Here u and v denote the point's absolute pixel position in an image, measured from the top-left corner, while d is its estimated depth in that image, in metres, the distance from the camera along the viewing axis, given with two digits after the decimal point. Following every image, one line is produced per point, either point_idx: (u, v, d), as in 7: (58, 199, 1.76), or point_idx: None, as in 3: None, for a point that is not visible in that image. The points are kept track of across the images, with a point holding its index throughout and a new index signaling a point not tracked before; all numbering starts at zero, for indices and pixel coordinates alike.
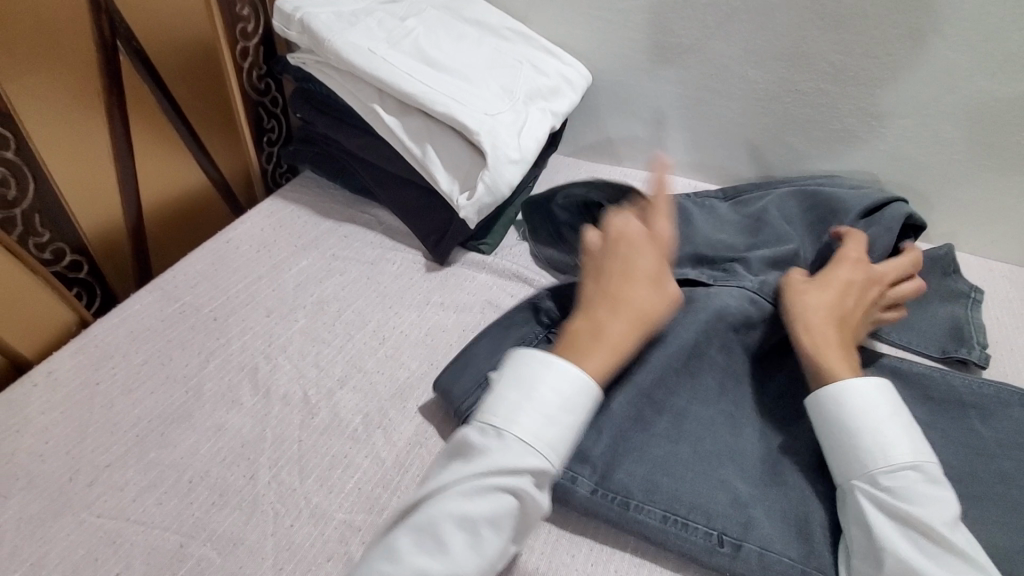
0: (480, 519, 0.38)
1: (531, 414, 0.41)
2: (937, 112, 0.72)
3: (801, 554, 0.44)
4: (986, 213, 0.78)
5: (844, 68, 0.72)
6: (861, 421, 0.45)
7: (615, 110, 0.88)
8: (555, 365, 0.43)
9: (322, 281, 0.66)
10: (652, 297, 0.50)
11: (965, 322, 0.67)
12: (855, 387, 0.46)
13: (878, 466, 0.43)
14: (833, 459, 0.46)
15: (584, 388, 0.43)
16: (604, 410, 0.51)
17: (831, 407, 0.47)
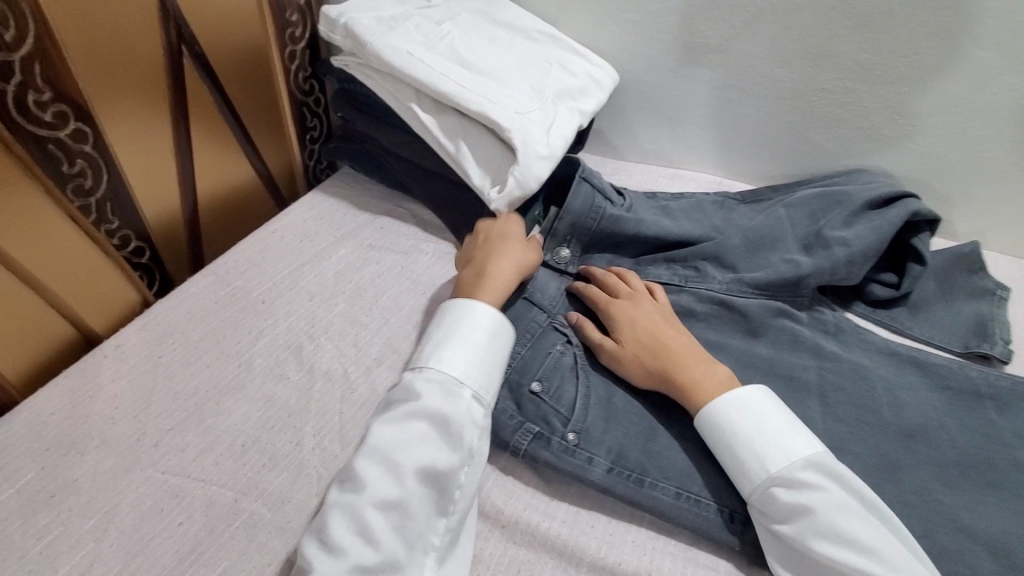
0: (394, 440, 0.47)
1: (423, 352, 0.54)
2: (965, 110, 0.72)
3: None
4: (1013, 209, 0.78)
5: (873, 66, 0.73)
6: (729, 454, 0.49)
7: (641, 109, 0.90)
8: (463, 310, 0.56)
9: (360, 269, 0.71)
10: (509, 257, 0.64)
11: (989, 318, 0.67)
12: (716, 419, 0.50)
13: (754, 493, 0.48)
14: (741, 469, 0.49)
15: (484, 328, 0.55)
16: (612, 401, 0.57)
17: (718, 431, 0.50)
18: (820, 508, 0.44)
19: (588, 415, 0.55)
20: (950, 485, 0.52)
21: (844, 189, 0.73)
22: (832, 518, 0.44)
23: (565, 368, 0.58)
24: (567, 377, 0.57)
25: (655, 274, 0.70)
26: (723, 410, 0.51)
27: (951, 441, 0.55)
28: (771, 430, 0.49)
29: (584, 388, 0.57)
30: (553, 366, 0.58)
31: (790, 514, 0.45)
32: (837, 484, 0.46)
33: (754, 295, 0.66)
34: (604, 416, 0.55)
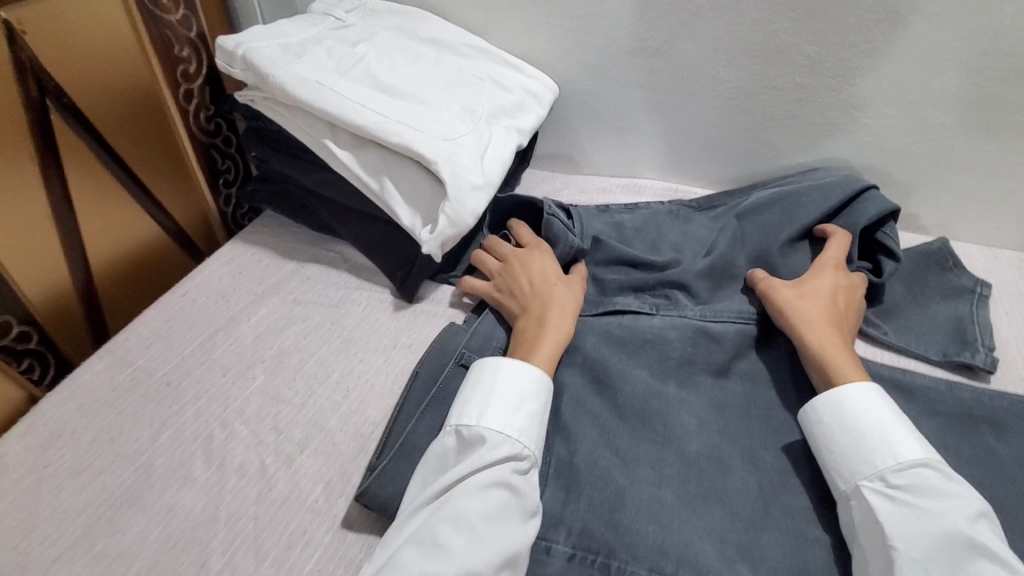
0: (472, 509, 0.43)
1: (498, 410, 0.48)
2: (926, 98, 0.67)
3: None
4: (985, 198, 0.73)
5: (823, 59, 0.68)
6: (864, 425, 0.49)
7: (585, 120, 0.84)
8: (527, 371, 0.51)
9: (283, 331, 0.63)
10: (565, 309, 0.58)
11: (969, 322, 0.63)
12: (843, 408, 0.50)
13: (886, 465, 0.46)
14: (859, 461, 0.47)
15: (529, 372, 0.51)
16: (573, 465, 0.52)
17: (850, 423, 0.49)
18: (940, 508, 0.43)
19: (546, 490, 0.51)
20: None
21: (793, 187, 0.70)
22: (951, 520, 0.42)
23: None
24: None
25: (624, 303, 0.64)
26: (852, 400, 0.50)
27: None
28: (894, 430, 0.48)
29: (543, 459, 0.53)
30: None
31: (900, 509, 0.44)
32: (965, 495, 0.43)
33: (732, 319, 0.62)
34: (565, 487, 0.51)
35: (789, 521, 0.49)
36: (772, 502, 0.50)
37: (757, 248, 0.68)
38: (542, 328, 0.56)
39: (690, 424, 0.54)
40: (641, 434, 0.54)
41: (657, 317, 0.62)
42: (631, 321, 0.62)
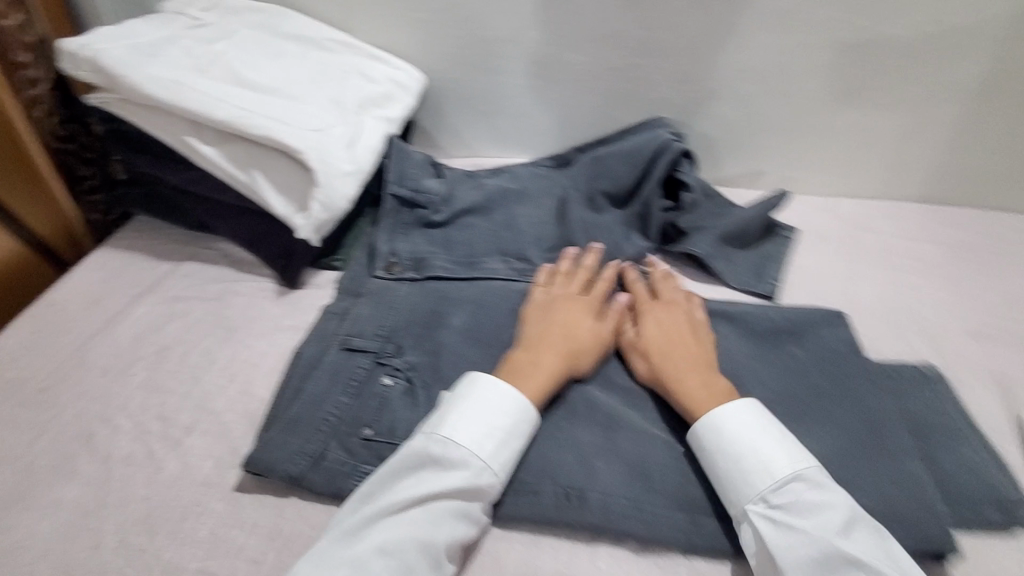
0: (439, 536, 0.46)
1: (495, 441, 0.50)
2: (735, 71, 0.79)
3: (631, 492, 0.51)
4: (799, 148, 0.85)
5: (649, 40, 0.78)
6: (738, 445, 0.49)
7: (456, 105, 0.89)
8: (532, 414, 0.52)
9: (163, 328, 0.64)
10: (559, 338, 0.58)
11: (769, 261, 0.76)
12: (718, 436, 0.50)
13: (765, 487, 0.47)
14: (740, 486, 0.48)
15: (532, 412, 0.52)
16: None
17: (730, 449, 0.49)
18: (812, 525, 0.45)
19: None
20: None
21: (639, 142, 0.78)
22: (823, 538, 0.44)
23: (395, 400, 0.57)
24: (401, 407, 0.57)
25: (491, 268, 0.73)
26: (727, 427, 0.50)
27: (762, 380, 0.60)
28: (767, 448, 0.49)
29: (425, 407, 0.57)
30: (381, 405, 0.57)
31: (777, 535, 0.45)
32: (829, 500, 0.46)
33: None
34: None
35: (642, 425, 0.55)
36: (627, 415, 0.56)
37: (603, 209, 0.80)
38: (542, 364, 0.55)
39: None
40: None
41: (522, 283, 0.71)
42: (498, 286, 0.70)
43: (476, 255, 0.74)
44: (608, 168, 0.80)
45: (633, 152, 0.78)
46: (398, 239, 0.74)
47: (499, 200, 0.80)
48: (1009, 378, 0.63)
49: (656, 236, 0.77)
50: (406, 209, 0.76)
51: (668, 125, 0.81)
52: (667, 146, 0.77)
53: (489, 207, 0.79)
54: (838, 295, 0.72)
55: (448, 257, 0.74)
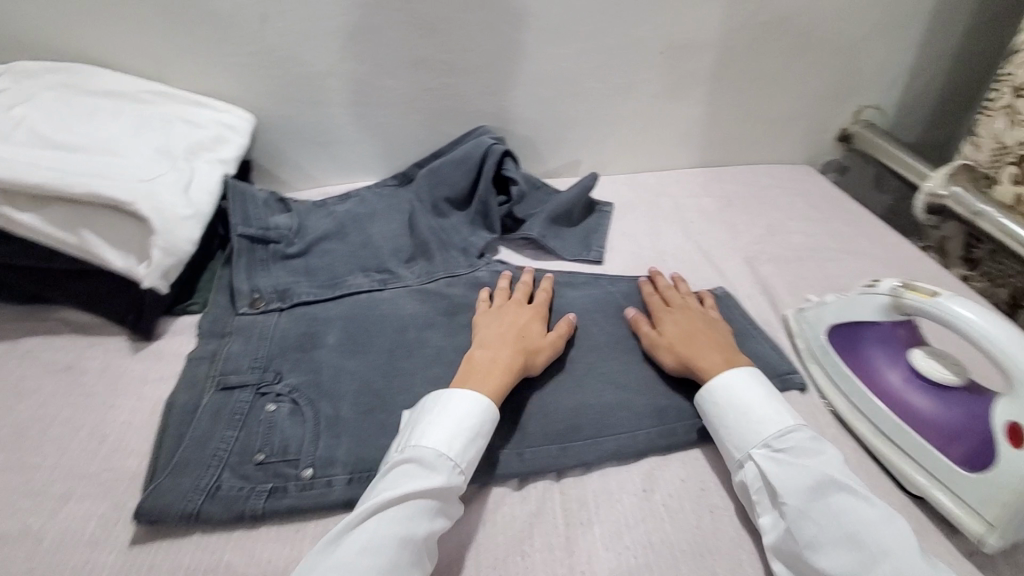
0: (417, 532, 0.47)
1: (461, 441, 0.53)
2: (531, 79, 0.94)
3: (509, 443, 0.59)
4: (596, 138, 1.03)
5: (455, 62, 0.90)
6: (741, 402, 0.57)
7: (292, 140, 0.94)
8: (491, 414, 0.56)
9: (10, 408, 0.60)
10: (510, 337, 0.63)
11: (592, 233, 0.90)
12: (724, 395, 0.58)
13: (768, 433, 0.55)
14: (744, 433, 0.56)
15: (495, 412, 0.56)
16: (337, 420, 0.60)
17: (734, 403, 0.58)
18: (813, 459, 0.53)
19: (321, 445, 0.58)
20: (602, 357, 0.68)
21: (465, 150, 0.89)
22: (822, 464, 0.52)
23: (282, 421, 0.60)
24: (288, 426, 0.59)
25: (355, 285, 0.77)
26: (729, 388, 0.59)
27: (598, 327, 0.72)
28: (766, 402, 0.57)
29: (313, 421, 0.60)
30: (270, 428, 0.59)
31: (782, 467, 0.52)
32: (824, 445, 0.54)
33: (443, 276, 0.79)
34: (332, 437, 0.59)
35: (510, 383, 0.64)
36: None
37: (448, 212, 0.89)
38: (499, 360, 0.60)
39: (426, 350, 0.68)
40: (389, 371, 0.65)
41: (386, 291, 0.76)
42: (363, 298, 0.75)
43: (338, 276, 0.78)
44: (444, 176, 0.89)
45: (465, 159, 0.88)
46: (257, 275, 0.75)
47: (352, 220, 0.85)
48: (773, 284, 0.81)
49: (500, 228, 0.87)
50: (259, 245, 0.78)
51: (490, 132, 0.94)
52: (495, 150, 0.89)
53: (343, 231, 0.83)
54: (647, 249, 0.88)
55: (311, 283, 0.76)
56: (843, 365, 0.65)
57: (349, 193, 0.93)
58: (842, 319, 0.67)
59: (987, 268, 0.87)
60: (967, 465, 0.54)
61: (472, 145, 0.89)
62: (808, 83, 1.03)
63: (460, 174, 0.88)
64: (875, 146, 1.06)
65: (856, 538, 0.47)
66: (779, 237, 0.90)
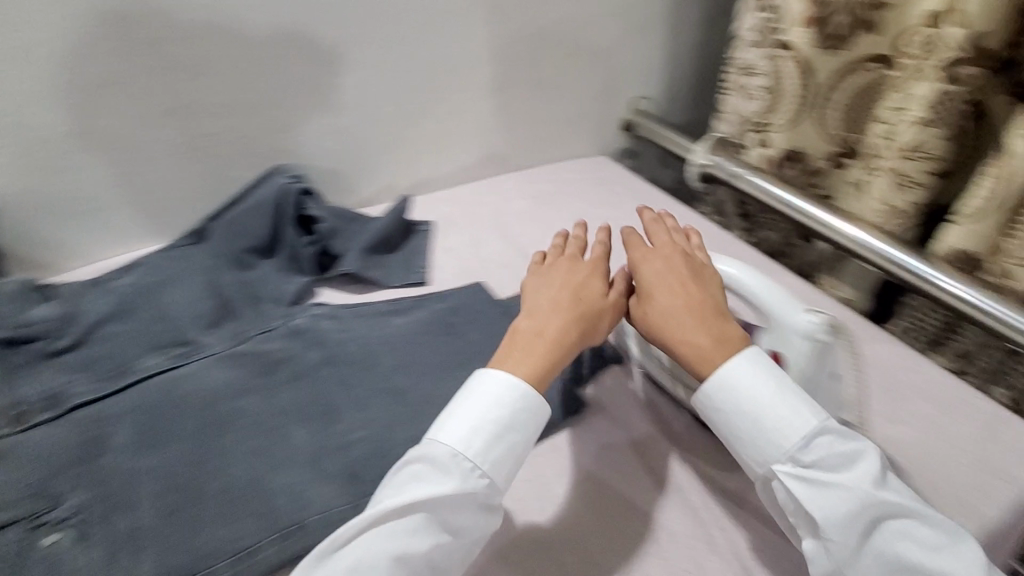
0: (418, 547, 0.46)
1: (483, 441, 0.51)
2: (320, 110, 0.91)
3: (347, 496, 0.54)
4: (405, 160, 1.02)
5: (231, 102, 0.83)
6: (754, 407, 0.52)
7: (45, 215, 0.80)
8: (525, 404, 0.53)
9: None
10: (569, 293, 0.61)
11: (415, 254, 0.89)
12: (730, 395, 0.53)
13: (792, 445, 0.50)
14: (766, 444, 0.51)
15: (530, 402, 0.53)
16: (138, 532, 0.52)
17: (744, 407, 0.52)
18: (843, 475, 0.49)
19: (117, 568, 0.49)
20: (437, 377, 0.66)
21: (259, 195, 0.82)
22: (857, 482, 0.48)
23: (63, 556, 0.50)
24: (70, 559, 0.50)
25: (148, 366, 0.67)
26: (735, 389, 0.53)
27: (431, 349, 0.70)
28: (781, 406, 0.51)
29: (105, 542, 0.51)
30: (45, 569, 0.49)
31: (813, 489, 0.49)
32: (853, 449, 0.50)
33: (255, 334, 0.72)
34: (131, 554, 0.50)
35: (339, 432, 0.60)
36: (326, 434, 0.60)
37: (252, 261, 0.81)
38: (545, 334, 0.57)
39: (244, 421, 0.61)
40: (201, 457, 0.58)
41: (188, 366, 0.67)
42: (161, 381, 0.66)
43: (125, 363, 0.67)
44: (240, 226, 0.81)
45: (258, 203, 0.82)
46: (16, 386, 0.63)
47: (134, 297, 0.72)
48: None
49: (314, 268, 0.83)
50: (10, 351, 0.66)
51: (286, 171, 0.86)
52: (286, 186, 0.83)
53: (127, 309, 0.71)
54: (472, 261, 0.89)
55: (90, 377, 0.65)
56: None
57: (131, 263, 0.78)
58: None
59: (760, 221, 1.00)
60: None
61: (262, 190, 0.83)
62: (587, 82, 1.13)
63: (257, 219, 0.82)
64: (652, 130, 1.18)
65: (904, 565, 0.46)
66: (588, 226, 0.97)
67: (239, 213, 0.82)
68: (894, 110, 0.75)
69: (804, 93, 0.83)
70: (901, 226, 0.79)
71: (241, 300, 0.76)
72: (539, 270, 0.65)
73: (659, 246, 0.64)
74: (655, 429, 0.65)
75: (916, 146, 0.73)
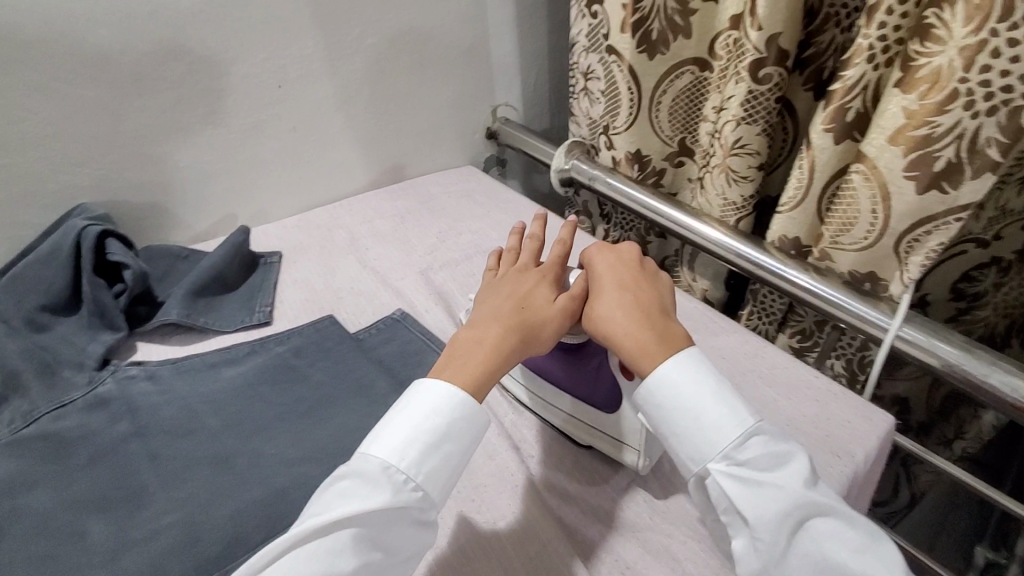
0: (344, 568, 0.42)
1: (417, 450, 0.48)
2: (124, 139, 0.79)
3: None
4: (243, 187, 0.93)
5: (2, 138, 0.71)
6: (687, 403, 0.50)
7: None
8: (464, 410, 0.50)
9: None
10: (513, 301, 0.57)
11: (257, 292, 0.80)
12: (664, 392, 0.51)
13: (726, 444, 0.48)
14: (700, 441, 0.49)
15: (469, 413, 0.50)
16: None
17: (677, 404, 0.50)
18: (774, 476, 0.46)
19: None
20: (271, 431, 0.59)
21: (51, 244, 0.70)
22: (786, 484, 0.45)
23: None
24: None
25: None
26: (668, 386, 0.50)
27: (267, 399, 0.62)
28: (714, 404, 0.49)
29: None
30: None
31: (742, 488, 0.46)
32: (786, 452, 0.47)
33: (46, 412, 0.60)
34: None
35: (146, 520, 0.50)
36: (130, 524, 0.50)
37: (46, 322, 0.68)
38: (486, 342, 0.54)
39: (22, 522, 0.50)
40: None
41: None
42: None
43: None
44: (24, 282, 0.69)
45: (47, 253, 0.70)
46: None
47: None
48: (453, 290, 0.82)
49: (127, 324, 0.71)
50: None
51: (89, 211, 0.76)
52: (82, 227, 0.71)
53: None
54: (323, 292, 0.82)
55: None
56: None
57: None
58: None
59: (616, 221, 1.03)
60: (606, 409, 0.60)
61: (53, 241, 0.70)
62: (443, 92, 1.10)
63: (47, 272, 0.69)
64: (512, 137, 1.17)
65: (829, 568, 0.43)
66: (450, 240, 0.93)
67: (21, 269, 0.69)
68: (716, 109, 0.79)
69: (634, 98, 0.84)
70: (738, 219, 0.83)
71: (24, 367, 0.62)
72: (493, 280, 0.63)
73: (616, 255, 0.62)
74: (518, 452, 0.62)
75: (737, 143, 0.76)
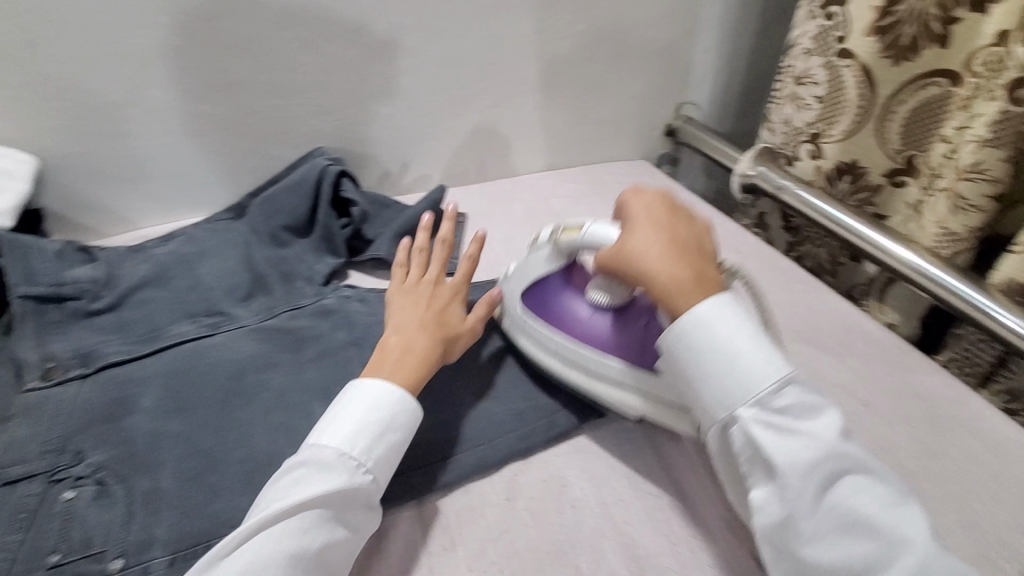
0: (313, 544, 0.45)
1: (367, 440, 0.51)
2: (362, 95, 0.90)
3: None
4: (442, 150, 1.02)
5: (277, 82, 0.84)
6: (726, 349, 0.50)
7: (89, 180, 0.82)
8: (403, 406, 0.54)
9: None
10: (438, 313, 0.63)
11: (446, 244, 0.88)
12: (701, 338, 0.51)
13: (762, 391, 0.49)
14: (732, 385, 0.49)
15: (406, 406, 0.54)
16: (157, 496, 0.53)
17: (715, 349, 0.50)
18: (807, 425, 0.48)
19: (134, 528, 0.51)
20: (457, 368, 0.67)
21: (299, 174, 0.83)
22: (818, 433, 0.47)
23: (83, 510, 0.52)
24: (89, 515, 0.51)
25: (179, 333, 0.68)
26: (704, 332, 0.51)
27: None
28: (752, 350, 0.50)
29: (126, 500, 0.52)
30: (64, 522, 0.51)
31: (776, 437, 0.47)
32: (815, 403, 0.49)
33: (285, 309, 0.72)
34: (149, 514, 0.52)
35: None
36: None
37: (285, 240, 0.81)
38: (415, 350, 0.59)
39: (267, 395, 0.62)
40: (225, 426, 0.59)
41: (217, 335, 0.68)
42: (190, 347, 0.66)
43: (157, 327, 0.68)
44: (274, 204, 0.82)
45: (296, 182, 0.82)
46: (51, 341, 0.64)
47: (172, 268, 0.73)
48: None
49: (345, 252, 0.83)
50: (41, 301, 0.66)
51: (326, 154, 0.88)
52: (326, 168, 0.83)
53: (164, 275, 0.73)
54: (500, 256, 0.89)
55: (122, 339, 0.67)
56: (539, 320, 0.65)
57: (171, 233, 0.80)
58: (521, 278, 0.66)
59: (802, 236, 0.97)
60: (641, 362, 0.60)
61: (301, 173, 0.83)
62: (633, 84, 1.11)
63: (292, 198, 0.82)
64: (694, 136, 1.15)
65: (860, 522, 0.45)
66: None
67: (274, 194, 0.82)
68: (958, 128, 0.72)
69: (862, 103, 0.79)
70: (955, 253, 0.76)
71: (270, 274, 0.76)
72: (409, 287, 0.66)
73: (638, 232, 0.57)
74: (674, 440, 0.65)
75: (974, 166, 0.69)
